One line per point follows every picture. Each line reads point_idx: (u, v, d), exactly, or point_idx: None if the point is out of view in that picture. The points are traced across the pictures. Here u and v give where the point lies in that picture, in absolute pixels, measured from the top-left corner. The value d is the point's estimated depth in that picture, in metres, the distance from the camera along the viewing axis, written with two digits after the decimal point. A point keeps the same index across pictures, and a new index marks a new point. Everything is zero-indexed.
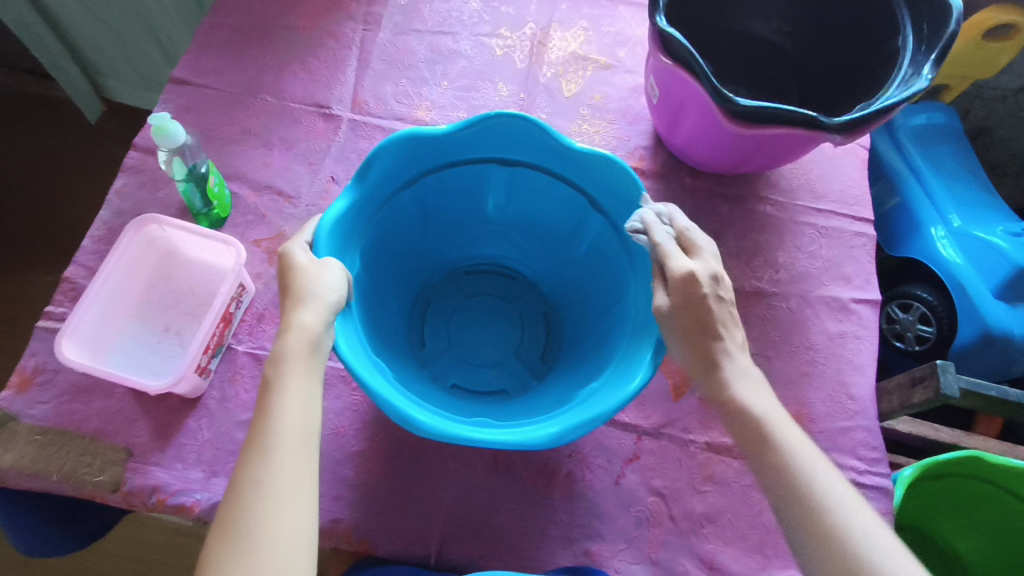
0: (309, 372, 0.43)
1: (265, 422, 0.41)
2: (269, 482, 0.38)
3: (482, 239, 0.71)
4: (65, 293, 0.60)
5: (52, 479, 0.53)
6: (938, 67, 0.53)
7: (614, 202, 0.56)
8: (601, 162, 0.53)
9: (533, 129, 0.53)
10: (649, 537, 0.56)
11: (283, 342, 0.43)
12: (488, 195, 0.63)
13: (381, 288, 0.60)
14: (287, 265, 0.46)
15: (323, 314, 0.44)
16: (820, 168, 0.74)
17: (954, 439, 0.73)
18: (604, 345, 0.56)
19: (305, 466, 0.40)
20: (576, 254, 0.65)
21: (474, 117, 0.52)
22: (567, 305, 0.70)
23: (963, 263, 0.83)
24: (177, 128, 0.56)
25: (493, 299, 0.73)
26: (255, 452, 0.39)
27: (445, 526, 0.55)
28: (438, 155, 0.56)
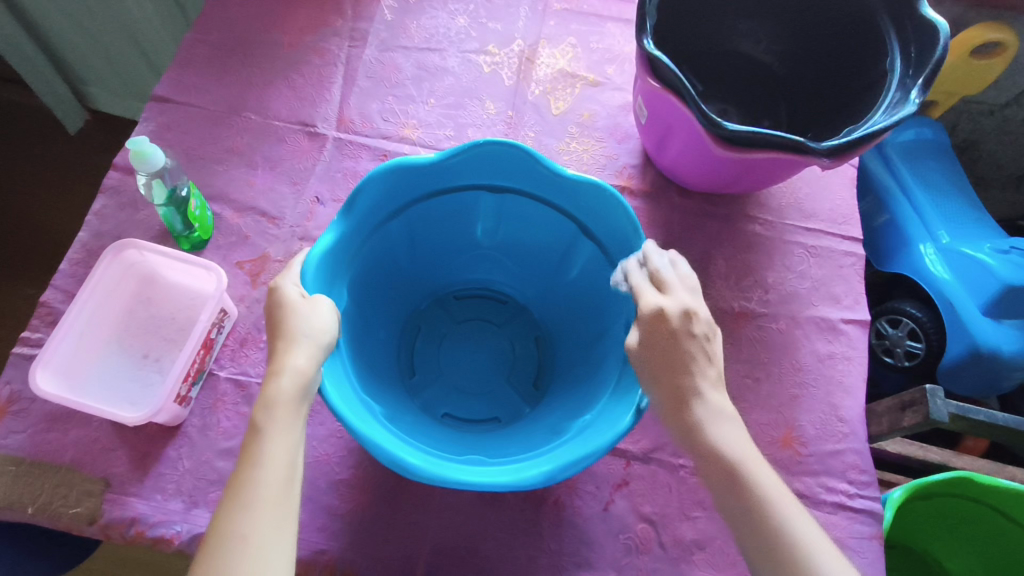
0: (298, 417, 0.42)
1: (248, 470, 0.39)
2: (251, 536, 0.37)
3: (469, 265, 0.70)
4: (41, 318, 0.58)
5: (27, 512, 0.52)
6: (925, 93, 0.53)
7: (603, 228, 0.55)
8: (589, 187, 0.53)
9: (519, 155, 0.53)
10: (638, 565, 0.55)
11: (272, 386, 0.42)
12: (475, 222, 0.62)
13: (369, 317, 0.59)
14: (276, 302, 0.45)
15: (317, 357, 0.43)
16: (809, 187, 0.74)
17: (943, 459, 0.72)
18: (598, 376, 0.55)
19: (287, 518, 0.39)
20: (566, 279, 0.65)
21: (461, 146, 0.51)
22: (557, 330, 0.69)
23: (951, 280, 0.83)
24: (157, 152, 0.55)
25: (484, 323, 0.72)
26: (239, 503, 0.38)
27: (431, 556, 0.54)
28: (424, 185, 0.55)
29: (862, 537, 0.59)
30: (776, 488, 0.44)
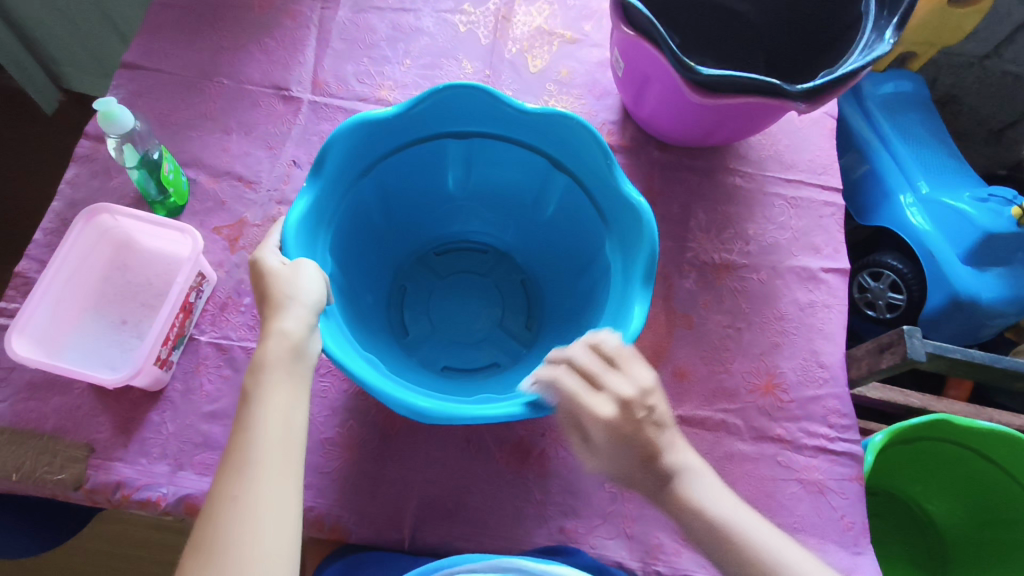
0: (292, 378, 0.41)
1: (243, 434, 0.39)
2: (244, 497, 0.37)
3: (447, 217, 0.69)
4: (17, 288, 0.58)
5: (12, 479, 0.52)
6: (900, 32, 0.53)
7: (577, 159, 0.55)
8: (554, 117, 0.53)
9: (483, 96, 0.52)
10: (624, 512, 0.56)
11: (262, 350, 0.42)
12: (447, 171, 0.62)
13: (354, 274, 0.59)
14: (259, 272, 0.44)
15: (305, 318, 0.43)
16: (789, 139, 0.74)
17: (924, 403, 0.73)
18: (590, 311, 0.56)
19: (286, 479, 0.38)
20: (545, 218, 0.65)
21: (425, 92, 0.51)
22: (543, 270, 0.70)
23: (932, 230, 0.83)
24: (124, 113, 0.54)
25: (470, 276, 0.72)
26: (234, 465, 0.38)
27: (418, 510, 0.54)
28: (392, 138, 0.54)
29: (843, 478, 0.60)
30: (785, 547, 0.44)
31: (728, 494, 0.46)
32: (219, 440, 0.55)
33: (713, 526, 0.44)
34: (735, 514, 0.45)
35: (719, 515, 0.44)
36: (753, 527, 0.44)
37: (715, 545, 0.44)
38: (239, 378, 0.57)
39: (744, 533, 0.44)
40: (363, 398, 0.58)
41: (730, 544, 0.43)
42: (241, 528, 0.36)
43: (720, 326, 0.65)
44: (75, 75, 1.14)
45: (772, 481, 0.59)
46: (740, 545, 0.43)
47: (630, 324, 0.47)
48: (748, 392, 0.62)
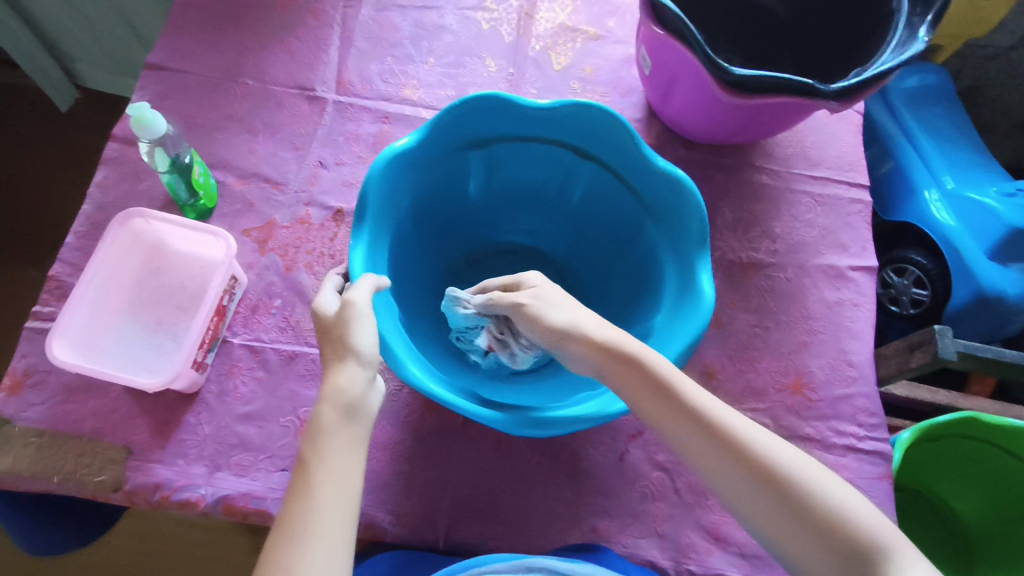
0: (346, 443, 0.42)
1: (299, 492, 0.40)
2: (299, 569, 0.36)
3: (471, 228, 0.69)
4: (51, 292, 0.58)
5: (53, 481, 0.52)
6: (933, 30, 0.52)
7: (607, 148, 0.56)
8: (582, 111, 0.53)
9: (504, 102, 0.52)
10: (655, 512, 0.56)
11: (319, 415, 0.42)
12: (471, 181, 0.62)
13: (407, 292, 0.59)
14: (320, 324, 0.46)
15: (360, 374, 0.43)
16: (815, 135, 0.73)
17: (951, 400, 0.73)
18: (649, 293, 0.57)
19: (338, 551, 0.38)
20: (570, 206, 0.66)
21: (447, 104, 0.51)
22: (576, 255, 0.71)
23: (956, 225, 0.83)
24: (157, 117, 0.54)
25: (504, 278, 0.72)
26: (290, 525, 0.38)
27: (451, 510, 0.55)
28: (423, 155, 0.54)
29: (872, 477, 0.60)
30: (801, 460, 0.42)
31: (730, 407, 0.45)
32: (255, 441, 0.55)
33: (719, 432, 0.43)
34: (744, 423, 0.44)
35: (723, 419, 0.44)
36: (761, 438, 0.43)
37: (715, 445, 0.43)
38: (272, 380, 0.57)
39: (752, 442, 0.43)
40: (394, 399, 0.58)
41: (737, 449, 0.43)
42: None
43: (748, 325, 0.65)
44: (90, 72, 1.14)
45: None
46: (743, 449, 0.43)
47: (701, 294, 0.48)
48: (776, 391, 0.62)
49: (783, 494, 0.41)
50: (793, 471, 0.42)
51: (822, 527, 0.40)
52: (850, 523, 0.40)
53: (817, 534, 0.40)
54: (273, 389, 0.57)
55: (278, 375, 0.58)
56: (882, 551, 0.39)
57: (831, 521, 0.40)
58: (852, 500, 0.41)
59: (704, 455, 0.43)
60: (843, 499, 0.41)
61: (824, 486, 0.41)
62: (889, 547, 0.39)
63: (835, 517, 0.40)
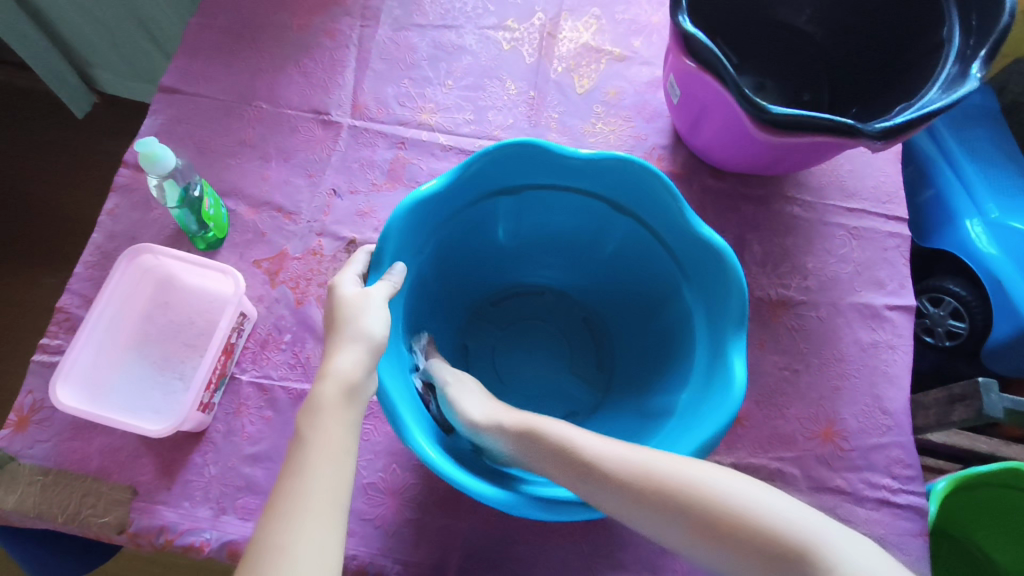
0: (344, 422, 0.39)
1: (291, 478, 0.37)
2: (291, 543, 0.34)
3: (496, 271, 0.68)
4: (60, 324, 0.57)
5: (57, 522, 0.51)
6: (988, 66, 0.48)
7: (641, 202, 0.54)
8: (619, 164, 0.51)
9: (534, 154, 0.51)
10: (674, 567, 0.54)
11: (317, 392, 0.40)
12: (497, 225, 0.60)
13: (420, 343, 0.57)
14: (334, 300, 0.44)
15: (363, 357, 0.41)
16: (852, 164, 0.70)
17: (991, 448, 0.69)
18: (678, 358, 0.55)
19: (332, 528, 0.35)
20: (603, 255, 0.64)
21: (474, 154, 0.49)
22: (604, 300, 0.68)
23: (999, 255, 0.78)
24: (166, 153, 0.52)
25: (529, 323, 0.70)
26: (280, 512, 0.35)
27: (462, 560, 0.53)
28: (449, 207, 0.53)
29: (907, 534, 0.57)
30: (711, 473, 0.42)
31: (633, 446, 0.45)
32: (262, 483, 0.54)
33: (626, 481, 0.42)
34: (694, 473, 0.42)
35: (629, 465, 0.43)
36: (668, 466, 0.42)
37: (627, 498, 0.42)
38: (280, 420, 0.56)
39: (663, 477, 0.42)
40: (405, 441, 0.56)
41: (650, 493, 0.42)
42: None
43: (776, 368, 0.62)
44: (108, 78, 1.13)
45: None
46: (678, 498, 0.41)
47: (734, 373, 0.45)
48: (806, 439, 0.59)
49: (702, 519, 0.40)
50: (706, 489, 0.41)
51: (751, 542, 0.39)
52: (769, 524, 0.39)
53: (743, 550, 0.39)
54: (281, 430, 0.55)
55: (286, 415, 0.56)
56: (812, 548, 0.38)
57: (752, 526, 0.39)
58: (772, 501, 0.40)
59: (619, 508, 0.43)
60: (759, 504, 0.40)
61: (737, 498, 0.41)
62: (814, 548, 0.38)
63: (752, 524, 0.39)
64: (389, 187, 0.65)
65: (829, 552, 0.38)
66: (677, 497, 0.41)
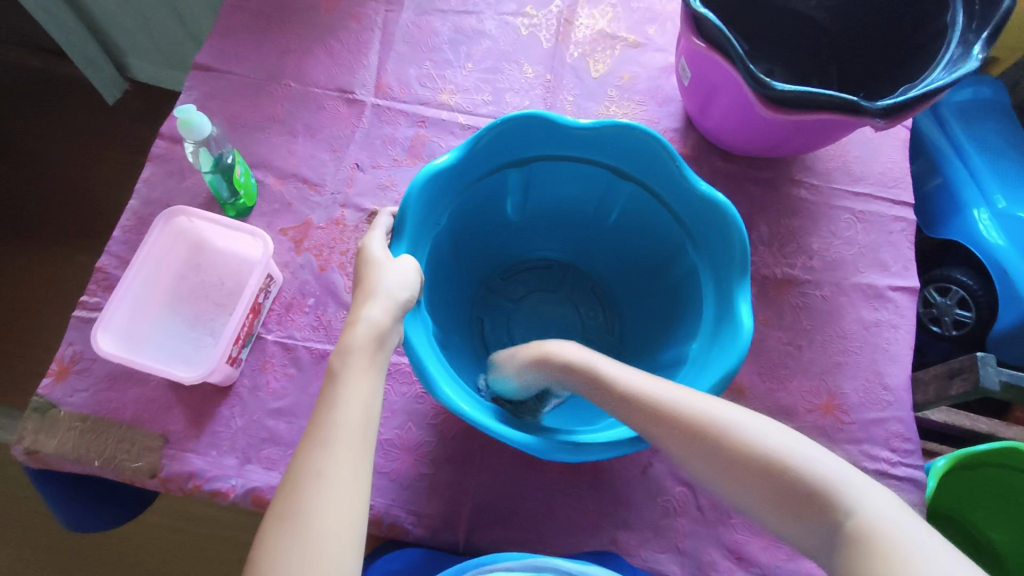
0: (375, 365, 0.41)
1: (325, 413, 0.38)
2: (330, 472, 0.35)
3: (506, 246, 0.71)
4: (98, 283, 0.61)
5: (94, 465, 0.55)
6: (990, 47, 0.50)
7: (644, 168, 0.57)
8: (620, 130, 0.53)
9: (541, 124, 0.53)
10: (676, 527, 0.56)
11: (348, 334, 0.41)
12: (508, 198, 0.63)
13: (439, 309, 0.60)
14: (363, 260, 0.46)
15: (393, 309, 0.43)
16: (859, 150, 0.71)
17: (991, 429, 0.70)
18: (685, 319, 0.57)
19: (366, 459, 0.37)
20: (608, 224, 0.67)
21: (487, 125, 0.52)
22: (612, 270, 0.71)
23: (1007, 246, 0.79)
24: (202, 120, 0.56)
25: (541, 294, 0.73)
26: (314, 442, 0.36)
27: (472, 513, 0.55)
28: (463, 177, 0.55)
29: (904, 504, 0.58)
30: (747, 419, 0.42)
31: (676, 385, 0.44)
32: (285, 436, 0.57)
33: (663, 415, 0.43)
34: (747, 425, 0.41)
35: (667, 401, 0.43)
36: (706, 410, 0.42)
37: (660, 429, 0.42)
38: (303, 377, 0.59)
39: (701, 418, 0.42)
40: (420, 402, 0.59)
41: (691, 430, 0.42)
42: (324, 502, 0.34)
43: (780, 343, 0.63)
44: (140, 66, 1.18)
45: None
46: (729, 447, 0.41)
47: (739, 321, 0.48)
48: (807, 412, 0.61)
49: (730, 461, 0.40)
50: (742, 433, 0.41)
51: (774, 483, 0.39)
52: (798, 470, 0.39)
53: (768, 489, 0.39)
54: (304, 387, 0.59)
55: (308, 373, 0.59)
56: (835, 493, 0.38)
57: (779, 471, 0.39)
58: (801, 447, 0.40)
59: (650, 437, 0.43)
60: (793, 453, 0.40)
61: (779, 446, 0.40)
62: (839, 495, 0.38)
63: (779, 468, 0.39)
64: (409, 163, 0.68)
65: (852, 499, 0.38)
66: (714, 437, 0.41)
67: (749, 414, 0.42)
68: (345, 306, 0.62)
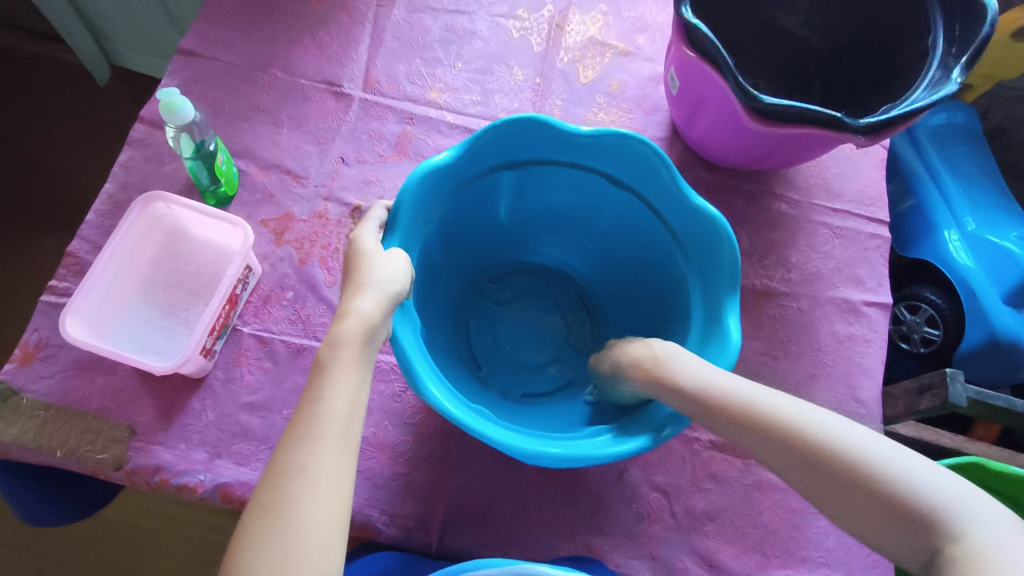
0: (363, 360, 0.40)
1: (311, 406, 0.37)
2: (316, 467, 0.35)
3: (496, 247, 0.71)
4: (68, 268, 0.59)
5: (56, 455, 0.53)
6: (968, 72, 0.52)
7: (637, 177, 0.57)
8: (616, 138, 0.53)
9: (539, 126, 0.53)
10: (649, 534, 0.56)
11: (338, 327, 0.40)
12: (500, 200, 0.63)
13: (427, 309, 0.59)
14: (354, 252, 0.45)
15: (383, 303, 0.42)
16: (838, 167, 0.73)
17: (956, 444, 0.71)
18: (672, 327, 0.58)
19: (350, 455, 0.36)
20: (598, 230, 0.67)
21: (484, 126, 0.51)
22: (599, 278, 0.72)
23: (974, 267, 0.82)
24: (186, 104, 0.55)
25: (527, 298, 0.73)
26: (298, 435, 0.36)
27: (446, 514, 0.55)
28: (456, 177, 0.55)
29: None
30: (857, 439, 0.40)
31: (808, 403, 0.42)
32: (257, 431, 0.55)
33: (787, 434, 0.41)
34: (828, 432, 0.40)
35: (765, 411, 0.42)
36: (845, 432, 0.40)
37: (750, 438, 0.42)
38: (278, 371, 0.58)
39: (836, 440, 0.40)
40: (398, 400, 0.58)
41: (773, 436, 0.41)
42: (308, 497, 0.34)
43: (757, 354, 0.64)
44: (124, 51, 1.15)
45: (800, 514, 0.58)
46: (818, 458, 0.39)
47: (728, 333, 0.49)
48: None
49: (845, 482, 0.39)
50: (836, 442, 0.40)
51: (888, 506, 0.37)
52: (895, 486, 0.37)
53: (862, 507, 0.38)
54: (279, 381, 0.57)
55: (284, 367, 0.58)
56: (951, 523, 0.36)
57: (885, 493, 0.37)
58: (934, 475, 0.38)
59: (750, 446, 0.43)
60: (891, 465, 0.38)
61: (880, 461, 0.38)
62: (960, 526, 0.36)
63: (909, 494, 0.37)
64: (395, 159, 0.68)
65: (970, 529, 0.36)
66: (803, 444, 0.40)
67: (877, 437, 0.40)
68: (325, 301, 0.61)
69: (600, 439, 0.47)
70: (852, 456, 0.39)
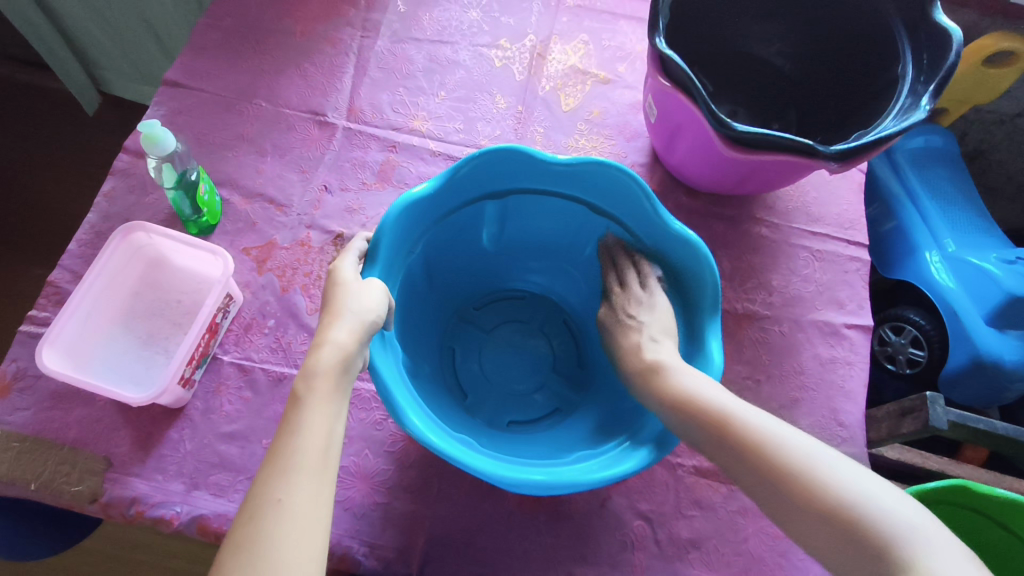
0: (339, 391, 0.40)
1: (287, 440, 0.37)
2: (292, 500, 0.34)
3: (480, 274, 0.71)
4: (48, 297, 0.59)
5: (30, 488, 0.52)
6: (937, 99, 0.53)
7: (618, 206, 0.58)
8: (596, 167, 0.54)
9: (520, 157, 0.54)
10: (633, 562, 0.55)
11: (313, 358, 0.40)
12: (484, 228, 0.63)
13: (411, 338, 0.59)
14: (333, 281, 0.46)
15: (359, 333, 0.42)
16: (817, 191, 0.74)
17: (942, 467, 0.71)
18: None
19: (327, 487, 0.36)
20: (582, 257, 0.68)
21: (464, 158, 0.52)
22: (583, 303, 0.72)
23: (956, 288, 0.82)
24: (167, 136, 0.55)
25: (513, 324, 0.73)
26: (274, 469, 0.35)
27: (427, 545, 0.54)
28: (438, 207, 0.55)
29: None
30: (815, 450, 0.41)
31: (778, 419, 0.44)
32: (235, 461, 0.55)
33: (751, 442, 0.42)
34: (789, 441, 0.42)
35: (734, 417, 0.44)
36: (810, 449, 0.41)
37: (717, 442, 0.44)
38: (258, 401, 0.57)
39: (793, 450, 0.41)
40: (379, 428, 0.58)
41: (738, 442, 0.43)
42: (284, 532, 0.33)
43: (739, 378, 0.64)
44: (115, 79, 1.16)
45: (785, 540, 0.58)
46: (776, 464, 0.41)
47: (711, 359, 0.49)
48: None
49: (793, 490, 0.40)
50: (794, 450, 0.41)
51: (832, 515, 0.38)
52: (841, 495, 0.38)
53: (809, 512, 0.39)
54: (259, 410, 0.57)
55: (264, 396, 0.58)
56: (900, 545, 0.36)
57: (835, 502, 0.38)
58: (892, 500, 0.38)
59: (720, 456, 0.44)
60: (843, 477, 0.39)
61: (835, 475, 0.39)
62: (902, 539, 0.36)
63: (856, 511, 0.37)
64: (378, 187, 0.68)
65: (923, 558, 0.35)
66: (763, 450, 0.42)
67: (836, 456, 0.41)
68: (305, 328, 0.61)
69: (580, 468, 0.46)
70: (812, 470, 0.40)
